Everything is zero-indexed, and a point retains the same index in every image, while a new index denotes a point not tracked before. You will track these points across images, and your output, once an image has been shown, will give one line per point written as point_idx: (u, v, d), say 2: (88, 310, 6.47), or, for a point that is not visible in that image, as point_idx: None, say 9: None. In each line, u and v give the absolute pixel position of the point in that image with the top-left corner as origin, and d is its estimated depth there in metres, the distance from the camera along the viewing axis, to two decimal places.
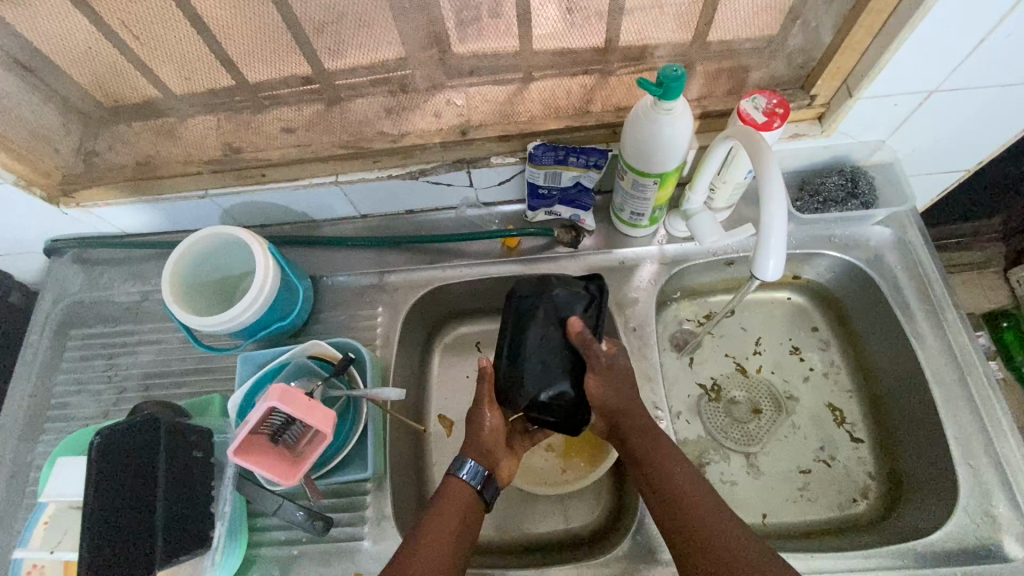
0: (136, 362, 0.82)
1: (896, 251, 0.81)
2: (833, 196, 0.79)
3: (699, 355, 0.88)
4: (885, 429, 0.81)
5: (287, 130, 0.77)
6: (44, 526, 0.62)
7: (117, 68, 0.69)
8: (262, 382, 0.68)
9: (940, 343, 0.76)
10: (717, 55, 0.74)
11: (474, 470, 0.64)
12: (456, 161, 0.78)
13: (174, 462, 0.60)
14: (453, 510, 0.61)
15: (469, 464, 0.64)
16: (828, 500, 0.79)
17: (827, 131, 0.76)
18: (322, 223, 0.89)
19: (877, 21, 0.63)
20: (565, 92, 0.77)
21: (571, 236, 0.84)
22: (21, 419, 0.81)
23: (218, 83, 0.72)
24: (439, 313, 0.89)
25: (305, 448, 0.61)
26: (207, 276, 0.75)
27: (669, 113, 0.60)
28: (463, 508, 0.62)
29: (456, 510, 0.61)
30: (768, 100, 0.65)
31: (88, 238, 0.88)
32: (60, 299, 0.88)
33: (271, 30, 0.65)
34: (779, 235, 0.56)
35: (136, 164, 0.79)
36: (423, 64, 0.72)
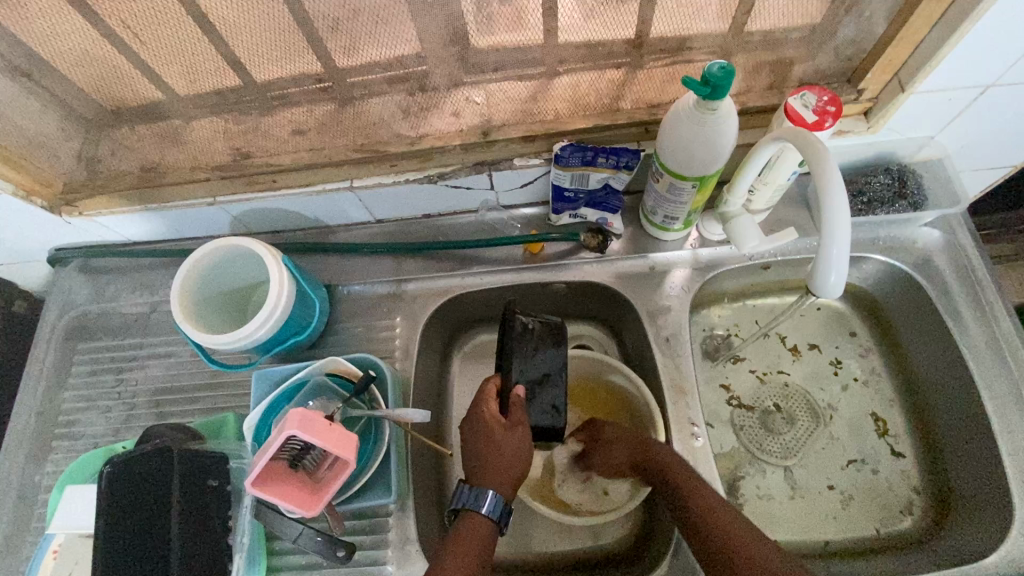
0: (146, 377, 0.79)
1: (945, 253, 0.76)
2: (879, 196, 0.75)
3: (734, 365, 0.84)
4: (931, 441, 0.77)
5: (298, 132, 0.73)
6: (53, 556, 0.60)
7: (118, 69, 0.65)
8: (279, 401, 0.65)
9: (992, 351, 0.71)
10: (758, 47, 0.68)
11: (495, 502, 0.59)
12: (476, 164, 0.74)
13: (188, 495, 0.57)
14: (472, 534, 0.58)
15: (490, 496, 0.59)
16: (869, 516, 0.76)
17: (874, 128, 0.71)
18: (335, 229, 0.85)
19: (938, 9, 0.58)
20: (595, 89, 0.72)
21: (599, 240, 0.78)
22: (29, 437, 0.78)
23: (224, 85, 0.68)
24: (458, 320, 0.86)
25: (326, 473, 0.58)
26: (219, 288, 0.71)
27: (713, 113, 0.55)
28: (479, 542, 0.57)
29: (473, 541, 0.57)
30: (817, 97, 0.60)
31: (92, 247, 0.84)
32: (65, 311, 0.85)
33: (280, 27, 0.61)
34: (842, 246, 0.51)
35: (140, 171, 0.75)
36: (442, 61, 0.67)
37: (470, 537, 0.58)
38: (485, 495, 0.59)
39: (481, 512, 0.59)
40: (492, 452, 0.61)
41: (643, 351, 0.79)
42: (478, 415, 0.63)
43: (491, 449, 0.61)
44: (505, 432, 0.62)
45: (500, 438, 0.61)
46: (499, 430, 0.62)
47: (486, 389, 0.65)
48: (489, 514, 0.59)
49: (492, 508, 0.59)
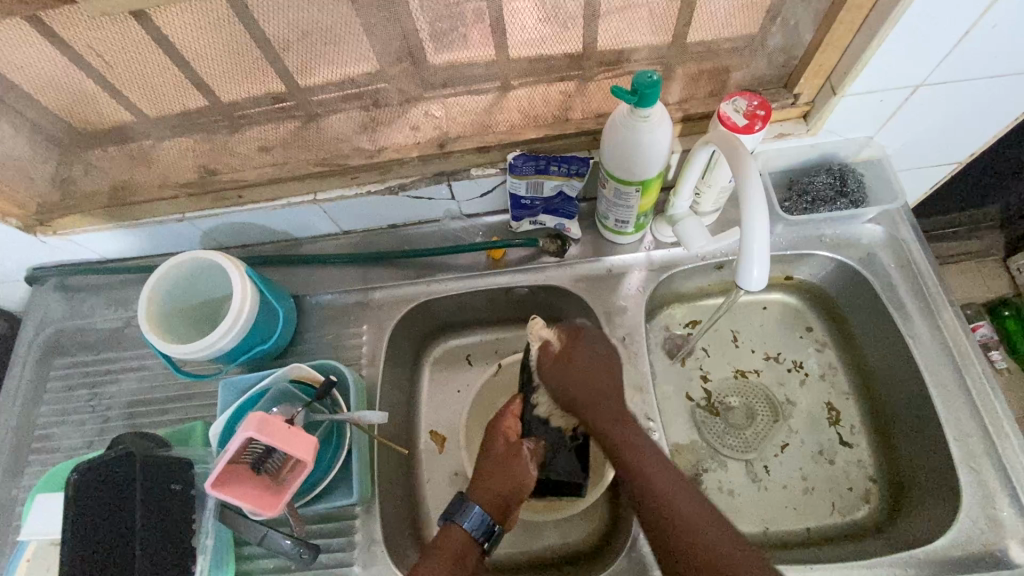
0: (120, 390, 0.81)
1: (888, 249, 0.79)
2: (822, 195, 0.78)
3: (694, 362, 0.86)
4: (884, 430, 0.79)
5: (263, 149, 0.77)
6: (27, 563, 0.62)
7: (85, 94, 0.68)
8: (244, 408, 0.67)
9: (938, 342, 0.74)
10: (699, 56, 0.72)
11: (478, 519, 0.63)
12: (435, 175, 0.77)
13: (150, 498, 0.58)
14: (447, 553, 0.61)
15: (476, 512, 0.63)
16: (829, 506, 0.77)
17: (813, 130, 0.74)
18: (303, 241, 0.88)
19: (858, 17, 0.61)
20: (544, 101, 0.75)
21: (557, 245, 0.83)
22: (6, 452, 0.80)
23: (189, 106, 0.71)
24: (427, 327, 0.88)
25: (288, 475, 0.60)
26: (189, 301, 0.74)
27: (645, 120, 0.59)
28: (458, 557, 0.61)
29: (450, 556, 0.61)
30: (748, 102, 0.63)
31: (68, 266, 0.87)
32: (42, 328, 0.87)
33: (237, 49, 0.63)
34: (761, 240, 0.54)
35: (112, 189, 0.79)
36: (396, 78, 0.71)
37: (450, 551, 0.61)
38: (473, 511, 0.63)
39: (464, 527, 0.62)
40: (500, 471, 0.66)
41: None
42: (495, 432, 0.71)
43: (500, 466, 0.66)
44: (511, 451, 0.67)
45: (510, 457, 0.67)
46: (508, 448, 0.68)
47: (506, 413, 0.72)
48: (469, 529, 0.62)
49: (475, 525, 0.62)
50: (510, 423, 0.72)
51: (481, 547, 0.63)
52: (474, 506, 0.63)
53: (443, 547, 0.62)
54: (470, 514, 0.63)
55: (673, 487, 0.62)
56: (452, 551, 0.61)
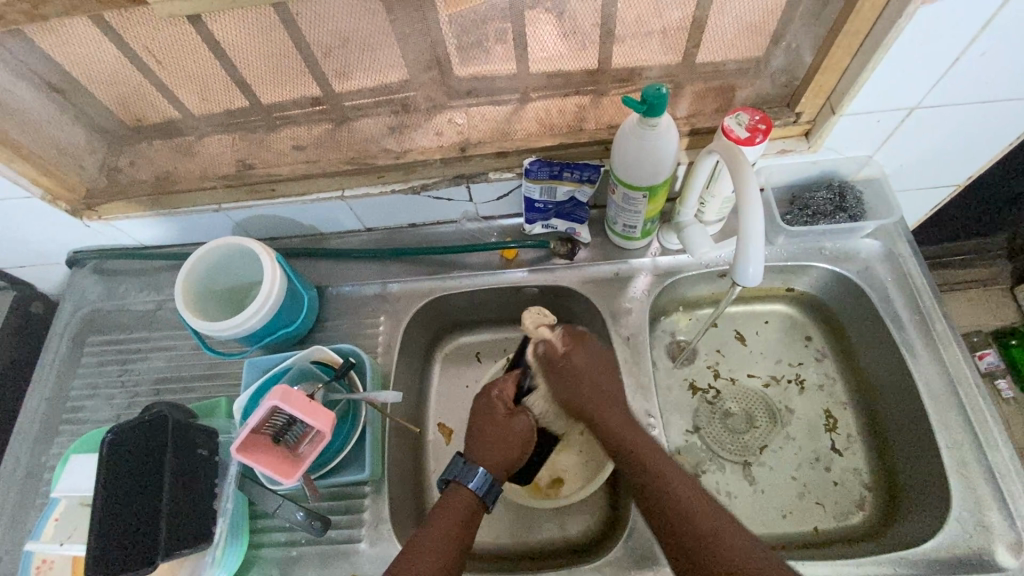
0: (149, 368, 0.86)
1: (886, 263, 0.82)
2: (822, 209, 0.82)
3: (696, 367, 0.90)
4: (879, 439, 0.81)
5: (297, 147, 0.82)
6: (55, 523, 0.66)
7: (141, 91, 0.74)
8: (267, 385, 0.71)
9: (932, 354, 0.76)
10: (706, 76, 0.77)
11: (482, 479, 0.67)
12: (456, 176, 0.82)
13: (180, 459, 0.62)
14: (450, 516, 0.64)
15: (479, 473, 0.67)
16: (825, 512, 0.79)
17: (814, 147, 0.78)
18: (328, 237, 0.93)
19: (855, 42, 0.66)
20: (560, 111, 0.80)
21: (568, 248, 0.86)
22: (39, 421, 0.85)
23: (233, 105, 0.77)
24: (440, 323, 0.92)
25: (306, 447, 0.64)
26: (219, 285, 0.79)
27: (653, 129, 0.63)
28: (466, 515, 0.65)
29: (452, 520, 0.64)
30: (750, 117, 0.67)
31: (107, 250, 0.92)
32: (78, 307, 0.92)
33: (281, 53, 0.69)
34: (758, 242, 0.58)
35: (156, 179, 0.84)
36: (424, 85, 0.77)
37: (452, 513, 0.64)
38: (476, 471, 0.67)
39: (467, 487, 0.66)
40: (499, 436, 0.71)
41: None
42: (488, 402, 0.73)
43: (506, 435, 0.72)
44: (512, 420, 0.72)
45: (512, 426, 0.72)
46: (508, 415, 0.73)
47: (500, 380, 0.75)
48: (473, 489, 0.66)
49: (479, 484, 0.67)
50: (501, 389, 0.74)
51: (484, 505, 0.67)
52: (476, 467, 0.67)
53: (445, 512, 0.65)
54: (472, 475, 0.67)
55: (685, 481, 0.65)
56: (458, 510, 0.65)
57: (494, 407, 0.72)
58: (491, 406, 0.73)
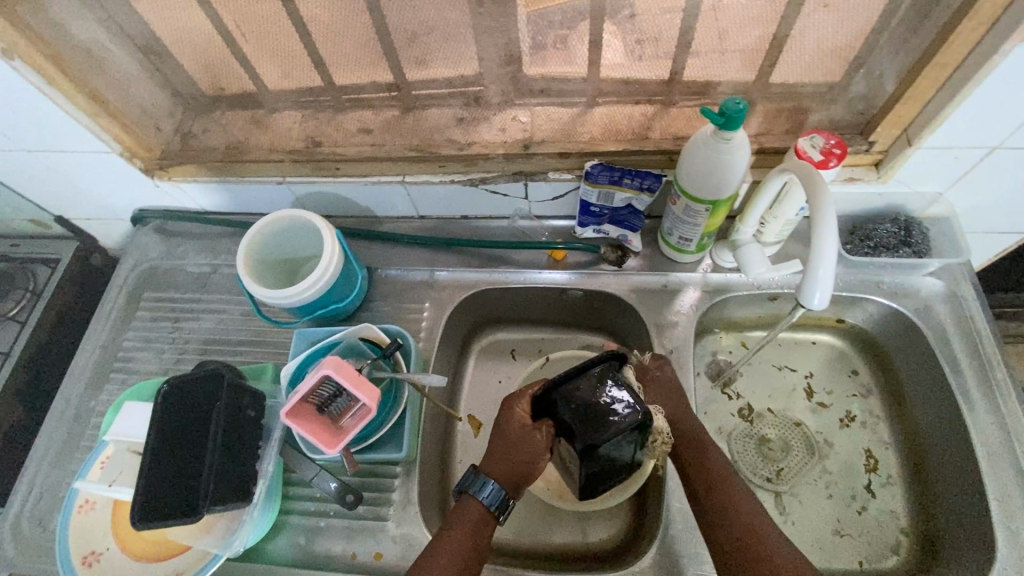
0: (199, 328, 0.89)
1: (946, 303, 0.80)
2: (885, 242, 0.80)
3: (735, 390, 0.88)
4: (921, 483, 0.79)
5: (364, 130, 0.84)
6: (101, 465, 0.70)
7: (227, 61, 0.78)
8: (314, 357, 0.73)
9: (987, 401, 0.74)
10: (779, 96, 0.77)
11: (494, 492, 0.65)
12: (515, 173, 0.82)
13: (229, 417, 0.64)
14: (461, 525, 0.63)
15: (488, 486, 0.64)
16: (856, 550, 0.77)
17: (883, 178, 0.76)
18: (382, 219, 0.95)
19: (941, 75, 0.64)
20: (627, 117, 0.80)
21: (618, 255, 0.87)
22: (92, 367, 0.88)
23: (311, 82, 0.80)
24: (481, 316, 0.93)
25: (348, 421, 0.65)
26: (277, 255, 0.81)
27: (728, 143, 0.63)
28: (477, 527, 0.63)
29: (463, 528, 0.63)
30: (825, 140, 0.67)
31: (171, 211, 0.96)
32: (138, 263, 0.96)
33: (364, 36, 0.73)
34: (828, 265, 0.57)
35: (228, 146, 0.86)
36: (497, 80, 0.78)
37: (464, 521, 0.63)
38: (488, 484, 0.64)
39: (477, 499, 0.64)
40: (506, 452, 0.67)
41: None
42: (507, 413, 0.70)
43: (513, 447, 0.67)
44: (525, 432, 0.68)
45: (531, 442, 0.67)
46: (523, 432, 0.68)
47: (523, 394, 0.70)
48: (484, 501, 0.64)
49: (490, 498, 0.64)
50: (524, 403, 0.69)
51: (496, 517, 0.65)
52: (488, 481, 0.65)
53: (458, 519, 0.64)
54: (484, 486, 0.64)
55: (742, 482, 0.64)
56: (468, 520, 0.63)
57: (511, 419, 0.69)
58: (507, 418, 0.70)
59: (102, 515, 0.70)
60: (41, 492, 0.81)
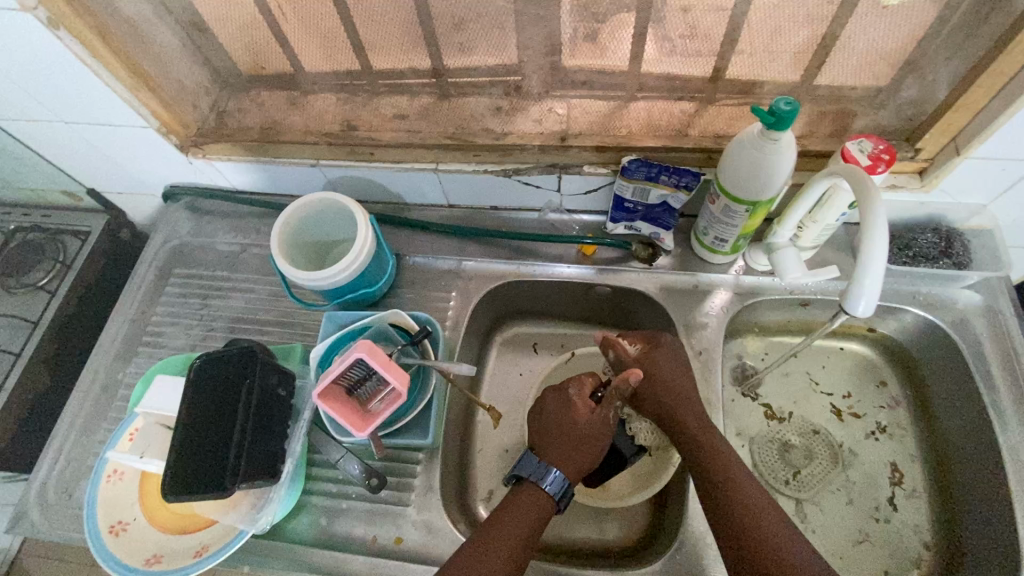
0: (227, 306, 0.89)
1: (984, 318, 0.79)
2: (925, 252, 0.80)
3: (759, 394, 0.87)
4: (947, 499, 0.78)
5: (400, 116, 0.84)
6: (130, 438, 0.70)
7: (268, 40, 0.78)
8: (344, 340, 0.73)
9: (1022, 419, 0.72)
10: (825, 99, 0.75)
11: (557, 479, 0.66)
12: (549, 166, 0.81)
13: (260, 396, 0.64)
14: (524, 512, 0.64)
15: (553, 473, 0.66)
16: (876, 562, 0.77)
17: (927, 187, 0.75)
18: (411, 207, 0.94)
19: (997, 83, 0.62)
20: (667, 115, 0.79)
21: (649, 253, 0.86)
22: (120, 339, 0.89)
23: (350, 65, 0.80)
24: (507, 308, 0.93)
25: (377, 404, 0.65)
26: (310, 237, 0.81)
27: (774, 143, 0.62)
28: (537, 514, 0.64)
29: (526, 515, 0.63)
30: (874, 145, 0.65)
31: (203, 189, 0.96)
32: (169, 239, 0.97)
33: (407, 20, 0.72)
34: (874, 275, 0.56)
35: (263, 126, 0.86)
36: (537, 70, 0.77)
37: (526, 507, 0.64)
38: (553, 471, 0.66)
39: (542, 487, 0.65)
40: (575, 438, 0.68)
41: None
42: (565, 397, 0.71)
43: (584, 435, 0.69)
44: (595, 419, 0.69)
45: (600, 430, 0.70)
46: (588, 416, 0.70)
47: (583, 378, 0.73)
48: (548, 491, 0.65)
49: (554, 486, 0.66)
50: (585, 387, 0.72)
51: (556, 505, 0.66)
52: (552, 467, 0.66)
53: (517, 505, 0.64)
54: (548, 474, 0.66)
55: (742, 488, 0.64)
56: (531, 507, 0.64)
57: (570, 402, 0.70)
58: (568, 403, 0.70)
59: (129, 487, 0.71)
60: (68, 460, 0.82)
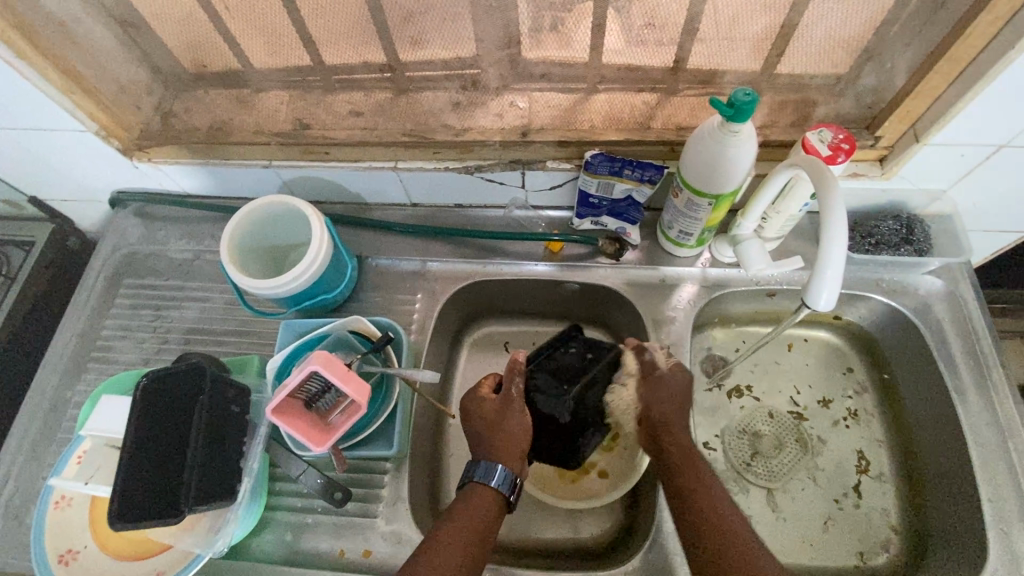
0: (181, 317, 0.85)
1: (945, 303, 0.80)
2: (886, 239, 0.80)
3: (730, 385, 0.87)
4: (913, 483, 0.79)
5: (355, 113, 0.80)
6: (78, 461, 0.67)
7: (210, 36, 0.74)
8: (302, 350, 0.70)
9: (983, 402, 0.74)
10: (785, 88, 0.74)
11: (504, 477, 0.66)
12: (512, 161, 0.79)
13: (212, 413, 0.61)
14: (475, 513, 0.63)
15: (499, 471, 0.66)
16: (845, 547, 0.77)
17: (888, 174, 0.75)
18: (373, 207, 0.91)
19: (954, 69, 0.62)
20: (629, 107, 0.77)
21: (616, 248, 0.84)
22: (68, 357, 0.85)
23: (300, 60, 0.76)
24: (474, 308, 0.91)
25: (337, 417, 0.63)
26: (265, 243, 0.78)
27: (735, 135, 0.61)
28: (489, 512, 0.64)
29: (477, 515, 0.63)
30: (834, 135, 0.65)
31: (151, 195, 0.92)
32: (117, 249, 0.92)
33: (356, 13, 0.69)
34: (835, 267, 0.55)
35: (210, 127, 0.82)
36: (494, 63, 0.74)
37: (479, 508, 0.63)
38: (495, 469, 0.66)
39: (490, 486, 0.65)
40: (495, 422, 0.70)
41: None
42: (472, 398, 0.73)
43: (495, 420, 0.70)
44: (502, 404, 0.71)
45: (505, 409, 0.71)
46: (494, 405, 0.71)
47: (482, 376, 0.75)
48: (498, 488, 0.65)
49: (502, 481, 0.65)
50: (487, 383, 0.74)
51: (508, 499, 0.66)
52: (494, 466, 0.66)
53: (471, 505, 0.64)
54: (494, 474, 0.65)
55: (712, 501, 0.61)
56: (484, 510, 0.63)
57: (482, 396, 0.73)
58: (477, 399, 0.73)
59: (79, 512, 0.67)
60: (14, 485, 0.78)
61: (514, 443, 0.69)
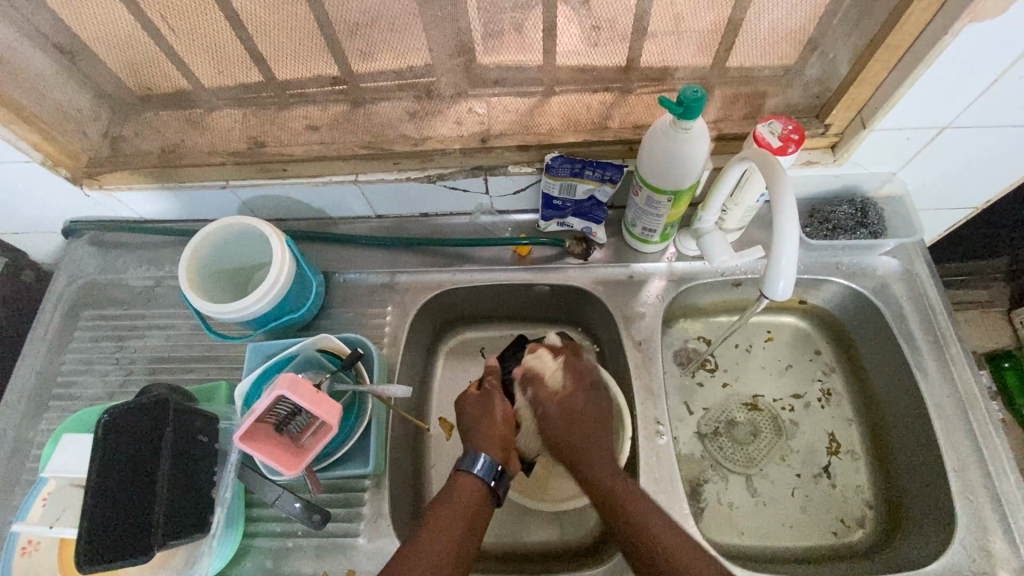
0: (145, 346, 0.83)
1: (902, 282, 0.82)
2: (842, 224, 0.82)
3: (703, 374, 0.89)
4: (883, 459, 0.81)
5: (311, 127, 0.79)
6: (43, 502, 0.64)
7: (152, 59, 0.71)
8: (270, 372, 0.69)
9: (943, 375, 0.76)
10: (736, 81, 0.75)
11: (486, 465, 0.66)
12: (473, 168, 0.80)
13: (179, 443, 0.61)
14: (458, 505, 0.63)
15: (481, 457, 0.66)
16: (822, 527, 0.79)
17: (839, 160, 0.77)
18: (338, 221, 0.90)
19: (893, 57, 0.64)
20: (585, 108, 0.78)
21: (583, 248, 0.85)
22: (27, 395, 0.82)
23: (249, 79, 0.74)
24: (446, 317, 0.90)
25: (309, 439, 0.62)
26: (227, 264, 0.77)
27: (687, 132, 0.62)
28: (472, 505, 0.64)
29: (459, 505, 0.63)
30: (783, 126, 0.66)
31: (106, 222, 0.89)
32: (73, 280, 0.89)
33: (304, 28, 0.67)
34: (790, 254, 0.57)
35: (162, 151, 0.81)
36: (448, 71, 0.73)
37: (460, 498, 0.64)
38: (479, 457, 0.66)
39: (473, 474, 0.65)
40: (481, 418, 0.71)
41: (618, 354, 0.84)
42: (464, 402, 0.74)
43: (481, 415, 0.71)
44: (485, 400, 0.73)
45: (487, 404, 0.72)
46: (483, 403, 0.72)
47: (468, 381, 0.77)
48: (479, 474, 0.65)
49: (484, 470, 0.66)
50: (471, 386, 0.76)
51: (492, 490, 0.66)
52: (478, 454, 0.67)
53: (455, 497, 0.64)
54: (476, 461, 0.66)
55: (654, 529, 0.62)
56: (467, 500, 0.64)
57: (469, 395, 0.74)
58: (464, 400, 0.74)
59: (46, 557, 0.65)
60: None
61: (498, 436, 0.69)
